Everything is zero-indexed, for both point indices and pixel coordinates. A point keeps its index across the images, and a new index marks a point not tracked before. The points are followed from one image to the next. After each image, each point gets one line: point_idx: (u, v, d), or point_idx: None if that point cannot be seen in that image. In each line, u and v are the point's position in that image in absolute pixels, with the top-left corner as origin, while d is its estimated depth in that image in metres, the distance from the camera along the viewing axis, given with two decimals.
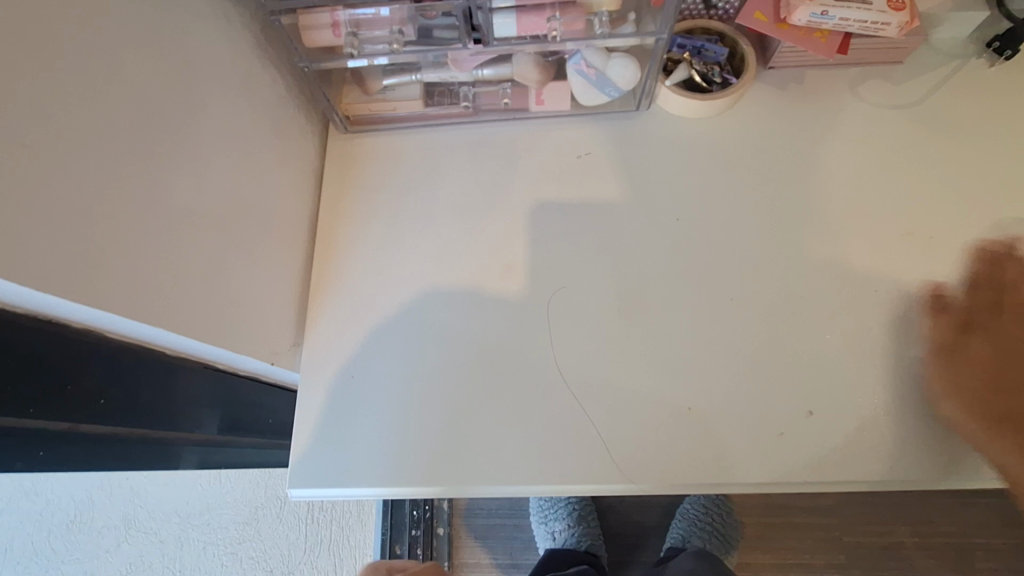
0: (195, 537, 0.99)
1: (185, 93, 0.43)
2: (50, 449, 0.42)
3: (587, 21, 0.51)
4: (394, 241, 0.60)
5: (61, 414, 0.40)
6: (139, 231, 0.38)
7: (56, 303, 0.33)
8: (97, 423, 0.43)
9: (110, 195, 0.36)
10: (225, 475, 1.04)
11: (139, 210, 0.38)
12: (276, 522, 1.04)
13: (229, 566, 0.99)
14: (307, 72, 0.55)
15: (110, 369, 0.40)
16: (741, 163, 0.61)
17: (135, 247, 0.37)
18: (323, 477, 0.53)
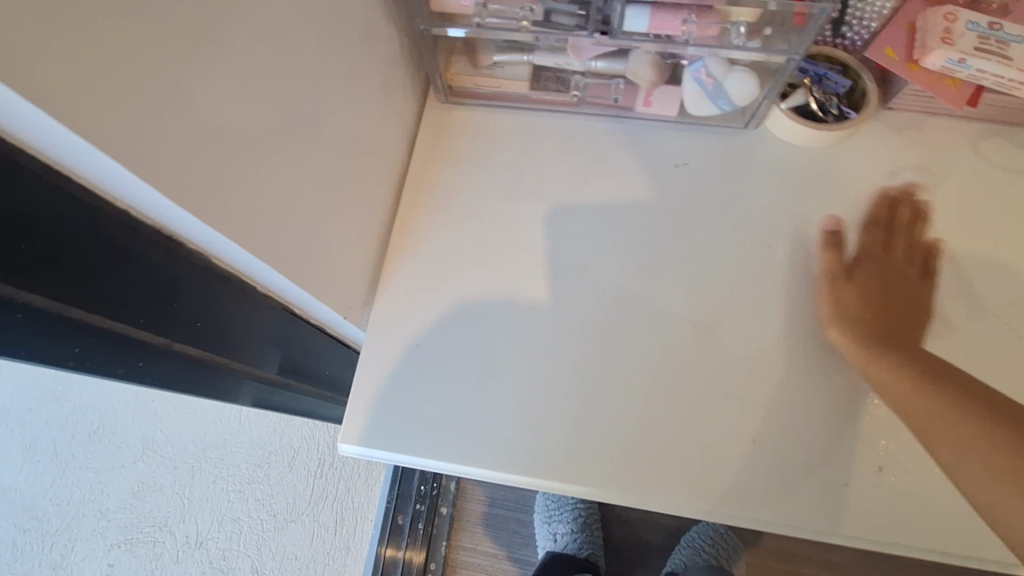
0: (207, 469, 1.04)
1: (319, 36, 0.42)
2: (148, 361, 0.42)
3: (722, 29, 0.50)
4: (478, 218, 0.59)
5: (160, 330, 0.40)
6: (259, 167, 0.38)
7: (178, 218, 0.34)
8: (189, 345, 0.44)
9: (241, 127, 0.36)
10: (244, 416, 1.07)
11: (262, 146, 0.38)
12: (287, 470, 1.06)
13: (235, 502, 1.03)
14: (424, 35, 0.54)
15: (205, 293, 0.41)
16: (842, 202, 0.59)
17: (253, 180, 0.37)
18: (377, 439, 0.53)
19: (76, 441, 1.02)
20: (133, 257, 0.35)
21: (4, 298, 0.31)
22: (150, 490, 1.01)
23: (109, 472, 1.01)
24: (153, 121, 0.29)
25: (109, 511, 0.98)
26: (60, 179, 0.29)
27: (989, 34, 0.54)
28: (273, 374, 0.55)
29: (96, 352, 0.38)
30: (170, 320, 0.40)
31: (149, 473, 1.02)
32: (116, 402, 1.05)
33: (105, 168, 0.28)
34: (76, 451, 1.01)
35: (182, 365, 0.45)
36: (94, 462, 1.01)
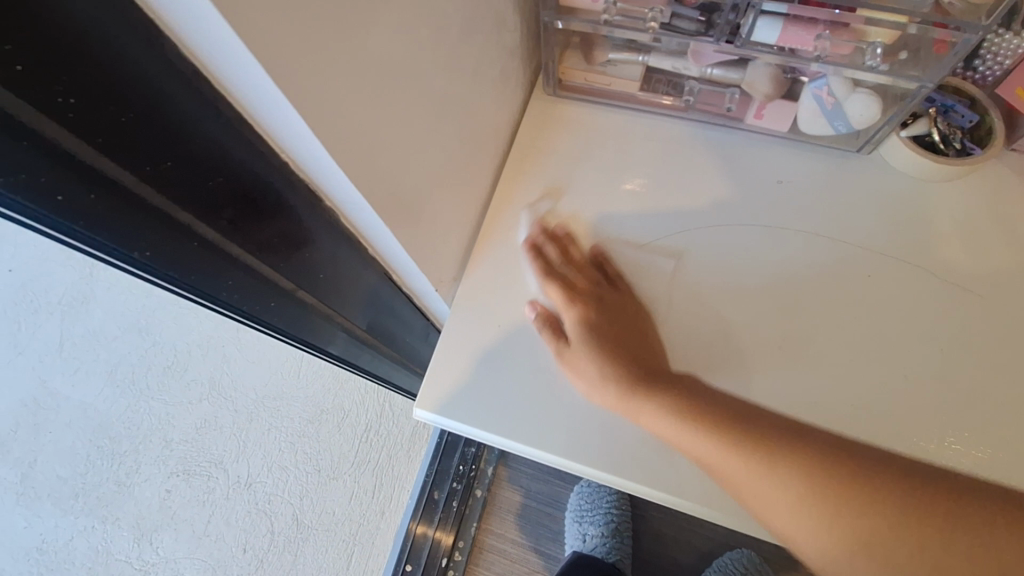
0: (265, 417, 1.10)
1: (461, 16, 0.44)
2: (279, 303, 0.46)
3: (856, 48, 0.49)
4: (570, 210, 0.60)
5: (290, 275, 0.44)
6: (399, 135, 0.40)
7: (332, 175, 0.36)
8: (309, 294, 0.47)
9: (393, 95, 0.38)
10: (303, 371, 1.13)
11: (404, 115, 0.40)
12: (337, 428, 1.11)
13: (285, 452, 1.08)
14: (547, 26, 0.56)
15: (327, 244, 0.43)
16: (956, 239, 0.56)
17: (392, 146, 0.39)
18: (452, 408, 0.54)
19: (152, 372, 1.12)
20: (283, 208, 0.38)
21: (187, 226, 0.34)
22: (211, 428, 1.08)
23: (177, 405, 1.10)
24: (335, 82, 0.31)
25: (172, 441, 1.07)
26: (244, 127, 0.32)
27: None
28: (363, 332, 0.58)
29: (236, 289, 0.42)
30: (294, 266, 0.43)
31: (212, 413, 1.09)
32: (190, 342, 1.14)
33: (288, 122, 0.30)
34: (151, 381, 1.11)
35: (294, 310, 0.49)
36: (166, 394, 1.11)
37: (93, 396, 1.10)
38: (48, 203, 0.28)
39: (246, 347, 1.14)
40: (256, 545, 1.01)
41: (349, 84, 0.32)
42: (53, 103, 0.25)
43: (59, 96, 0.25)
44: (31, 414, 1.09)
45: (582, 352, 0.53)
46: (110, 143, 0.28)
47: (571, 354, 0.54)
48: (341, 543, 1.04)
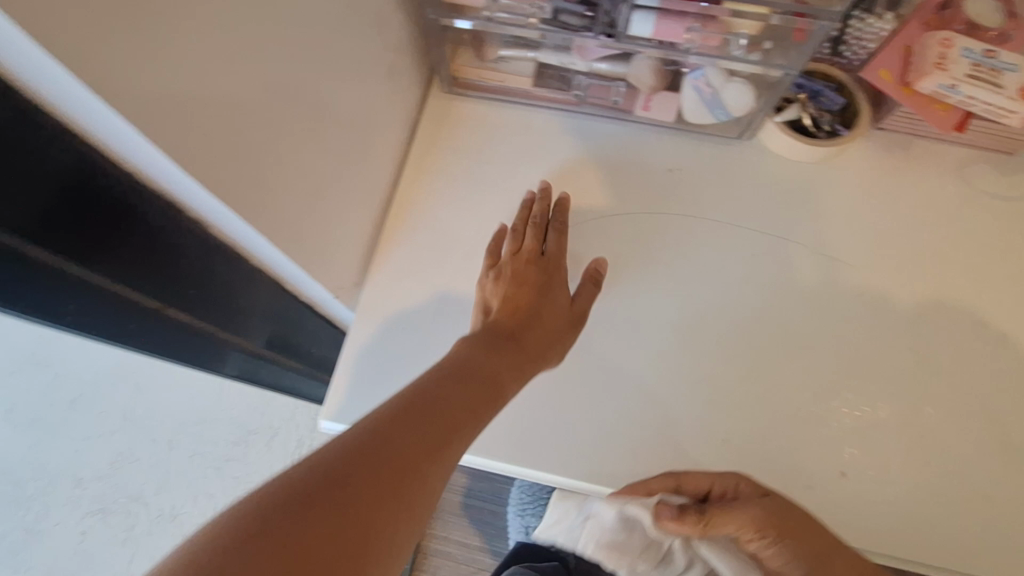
0: (187, 444, 1.04)
1: (331, 14, 0.43)
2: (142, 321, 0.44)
3: (724, 39, 0.51)
4: (471, 207, 0.60)
5: (155, 293, 0.42)
6: (266, 139, 0.38)
7: (182, 183, 0.34)
8: (181, 310, 0.45)
9: (253, 98, 0.36)
10: (227, 392, 1.07)
11: (269, 118, 0.38)
12: (266, 449, 1.06)
13: (212, 478, 1.03)
14: (433, 23, 0.55)
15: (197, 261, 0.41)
16: (829, 215, 0.60)
17: (258, 149, 0.38)
18: (357, 417, 0.54)
19: (54, 410, 1.00)
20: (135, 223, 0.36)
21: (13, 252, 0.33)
22: (128, 463, 1.01)
23: (86, 444, 1.00)
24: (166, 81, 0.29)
25: (84, 481, 0.99)
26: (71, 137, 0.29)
27: (984, 62, 0.56)
28: (262, 346, 0.56)
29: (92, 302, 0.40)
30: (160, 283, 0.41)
31: (127, 447, 1.02)
32: (96, 373, 1.02)
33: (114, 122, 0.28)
34: (54, 420, 0.99)
35: (175, 326, 0.47)
36: (70, 433, 1.00)
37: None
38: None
39: (159, 373, 1.04)
40: None
41: (186, 82, 0.31)
42: None
43: None
44: None
45: (756, 510, 0.47)
46: None
47: (732, 511, 0.47)
48: None
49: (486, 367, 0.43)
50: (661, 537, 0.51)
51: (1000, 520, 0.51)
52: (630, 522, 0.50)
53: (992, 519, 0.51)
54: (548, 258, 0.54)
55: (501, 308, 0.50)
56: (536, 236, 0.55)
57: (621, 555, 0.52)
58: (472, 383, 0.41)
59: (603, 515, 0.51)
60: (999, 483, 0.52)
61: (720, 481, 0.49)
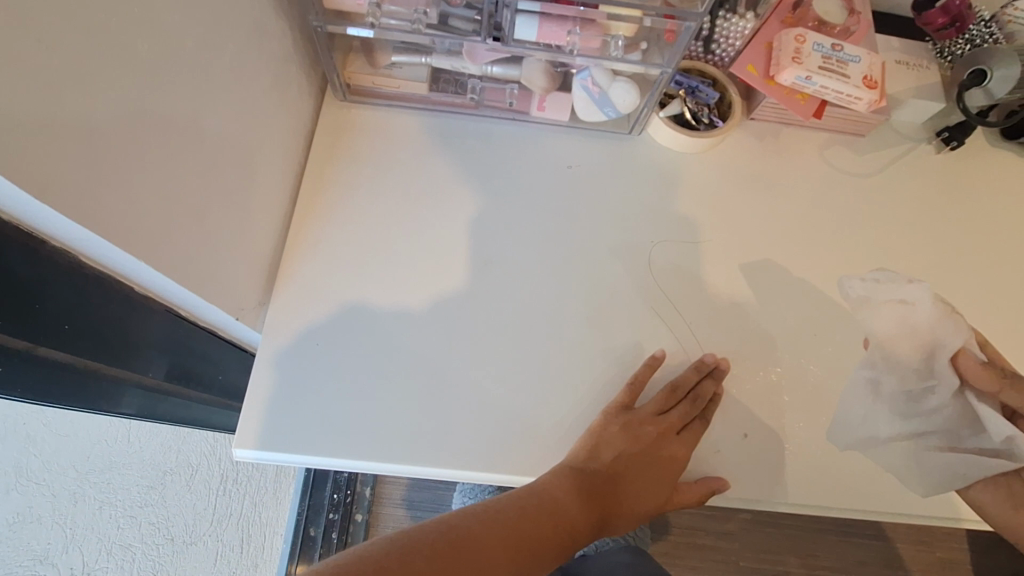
0: (91, 495, 0.97)
1: (201, 24, 0.41)
2: (8, 363, 0.40)
3: (603, 42, 0.54)
4: (378, 215, 0.60)
5: (21, 332, 0.38)
6: (138, 158, 0.36)
7: (40, 212, 0.31)
8: (56, 349, 0.41)
9: (116, 117, 0.34)
10: (135, 434, 1.02)
11: (139, 138, 0.36)
12: (186, 490, 1.04)
13: (126, 530, 0.98)
14: (318, 31, 0.54)
15: (69, 296, 0.38)
16: (715, 200, 0.65)
17: (128, 169, 0.36)
18: (276, 441, 0.53)
19: None
20: None
21: None
22: (27, 522, 0.92)
23: None
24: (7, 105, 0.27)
25: None
26: None
27: (831, 55, 0.63)
28: (159, 378, 0.52)
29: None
30: (30, 321, 0.38)
31: (24, 504, 0.92)
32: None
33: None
34: None
35: (53, 367, 0.43)
36: None
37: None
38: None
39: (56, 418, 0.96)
40: None
41: (28, 104, 0.28)
42: None
43: None
44: None
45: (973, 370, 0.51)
46: None
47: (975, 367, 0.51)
48: None
49: (558, 513, 0.50)
50: (950, 402, 0.53)
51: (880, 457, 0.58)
52: (906, 318, 0.53)
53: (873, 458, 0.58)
54: (675, 439, 0.55)
55: (608, 454, 0.54)
56: (664, 396, 0.57)
57: (870, 400, 0.54)
58: (534, 542, 0.48)
59: (912, 315, 0.53)
60: None
61: (930, 321, 0.52)
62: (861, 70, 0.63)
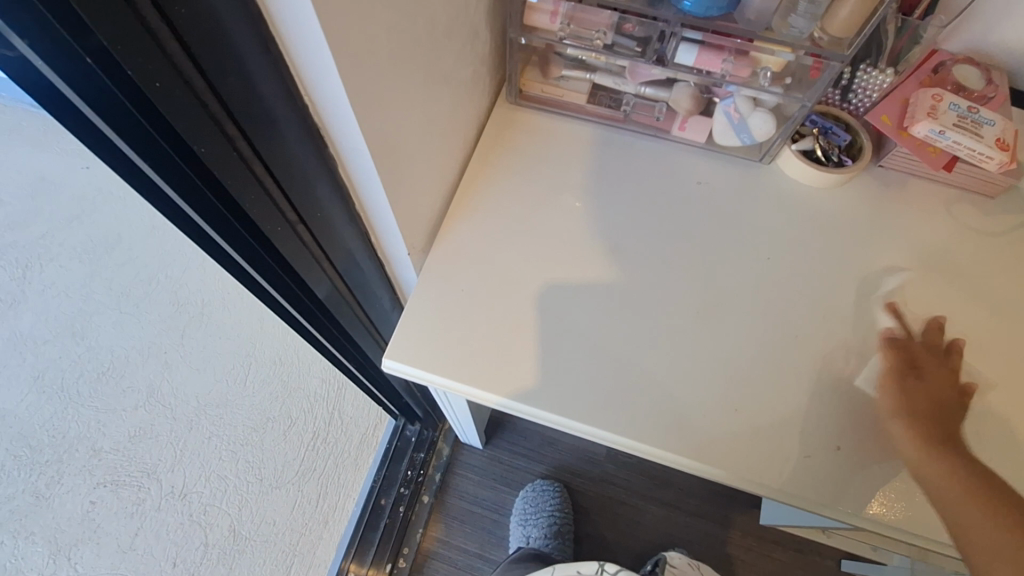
0: (204, 426, 1.37)
1: (451, 18, 0.54)
2: (282, 231, 0.46)
3: (752, 72, 0.62)
4: (527, 198, 0.71)
5: (297, 206, 0.45)
6: (402, 103, 0.48)
7: (357, 146, 0.43)
8: (305, 231, 0.49)
9: (400, 71, 0.46)
10: (214, 365, 1.43)
11: (406, 88, 0.48)
12: (281, 439, 1.35)
13: (225, 460, 1.33)
14: (513, 41, 0.67)
15: (341, 211, 0.52)
16: (835, 235, 0.70)
17: (401, 110, 0.48)
18: (415, 361, 0.63)
19: (103, 381, 1.43)
20: (287, 143, 0.41)
21: (229, 146, 0.37)
22: (150, 429, 1.37)
23: (119, 413, 1.39)
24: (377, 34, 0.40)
25: (101, 451, 1.35)
26: (290, 80, 0.38)
27: (966, 116, 0.68)
28: (345, 283, 0.60)
29: (268, 242, 0.47)
30: (322, 223, 0.50)
31: (148, 416, 1.39)
32: (132, 350, 1.46)
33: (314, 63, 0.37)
34: (104, 390, 1.42)
35: (297, 249, 0.50)
36: (103, 404, 1.40)
37: (95, 414, 1.39)
38: (114, 155, 0.36)
39: (184, 355, 1.45)
40: (194, 551, 1.22)
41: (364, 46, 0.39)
42: (152, 88, 0.31)
43: (155, 80, 0.30)
44: (61, 401, 1.42)
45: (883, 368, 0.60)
46: (176, 124, 0.33)
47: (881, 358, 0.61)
48: (281, 552, 1.24)
49: None
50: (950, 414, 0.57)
51: None
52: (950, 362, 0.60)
53: None
54: None
55: None
56: None
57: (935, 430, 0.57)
58: None
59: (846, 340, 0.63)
60: None
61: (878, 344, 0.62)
62: (995, 132, 0.67)
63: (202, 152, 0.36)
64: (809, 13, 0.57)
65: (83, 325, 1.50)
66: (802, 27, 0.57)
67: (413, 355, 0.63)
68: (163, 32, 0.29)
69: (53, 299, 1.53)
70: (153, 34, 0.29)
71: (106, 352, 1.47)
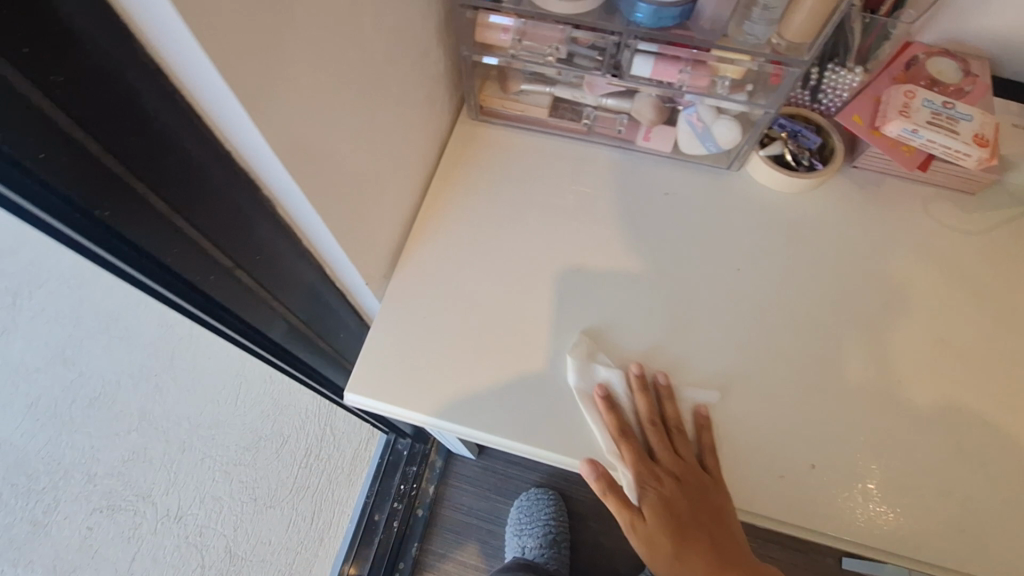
0: (196, 448, 1.37)
1: (392, 44, 0.52)
2: (218, 277, 0.46)
3: (711, 81, 0.60)
4: (492, 216, 0.69)
5: (233, 253, 0.44)
6: (340, 138, 0.47)
7: (289, 187, 0.42)
8: (247, 275, 0.48)
9: (333, 106, 0.45)
10: (204, 386, 1.43)
11: (344, 122, 0.47)
12: (274, 457, 1.35)
13: (219, 481, 1.33)
14: (466, 59, 0.65)
15: (291, 250, 0.50)
16: (809, 241, 0.68)
17: (339, 145, 0.46)
18: (378, 391, 0.62)
19: (94, 407, 1.43)
20: (211, 193, 0.40)
21: (141, 203, 0.36)
22: (143, 452, 1.37)
23: (112, 437, 1.39)
24: (294, 72, 0.38)
25: (95, 476, 1.35)
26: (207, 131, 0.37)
27: (942, 112, 0.65)
28: (302, 319, 0.59)
29: (206, 290, 0.46)
30: (265, 265, 0.48)
31: (140, 440, 1.39)
32: (122, 374, 1.46)
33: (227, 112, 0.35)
34: (96, 416, 1.42)
35: (241, 292, 0.49)
36: (95, 430, 1.40)
37: (88, 439, 1.39)
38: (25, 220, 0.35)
39: (174, 377, 1.45)
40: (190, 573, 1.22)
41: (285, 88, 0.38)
42: (37, 160, 0.30)
43: (39, 151, 0.30)
44: (54, 428, 1.42)
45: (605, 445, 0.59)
46: (77, 189, 0.33)
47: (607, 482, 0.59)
48: (277, 571, 1.23)
49: None
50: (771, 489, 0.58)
51: (961, 517, 0.57)
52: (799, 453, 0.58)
53: (951, 514, 0.57)
54: None
55: None
56: None
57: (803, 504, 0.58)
58: None
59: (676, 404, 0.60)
60: (954, 479, 0.58)
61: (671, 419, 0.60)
62: (972, 128, 0.64)
63: (113, 213, 0.35)
64: (764, 19, 0.54)
65: (74, 351, 1.50)
66: (759, 34, 0.55)
67: (376, 386, 0.62)
68: (43, 105, 0.29)
69: (42, 326, 1.53)
70: (28, 106, 0.28)
71: (97, 378, 1.47)
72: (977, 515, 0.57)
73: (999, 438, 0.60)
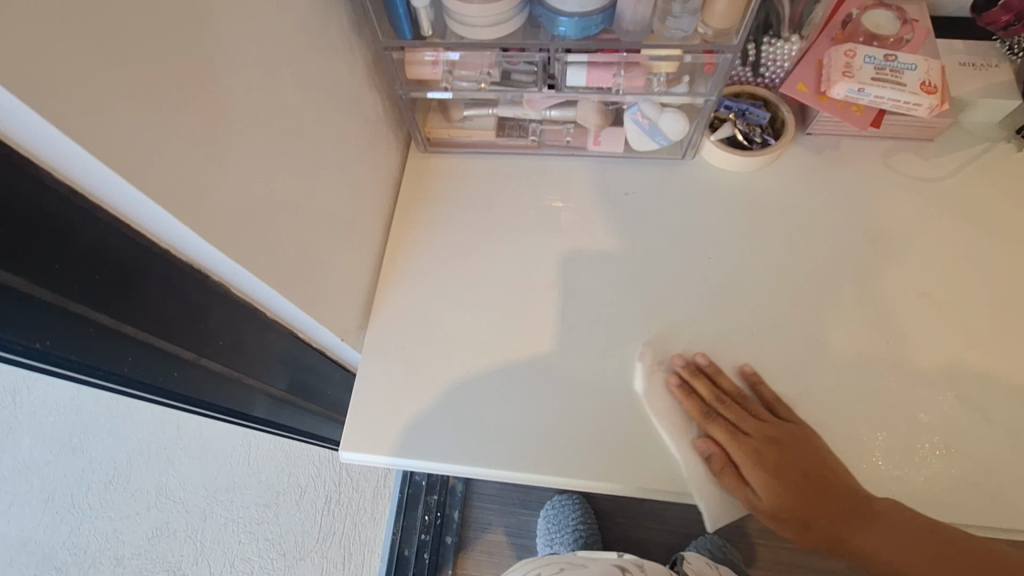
0: None
1: (321, 102, 0.52)
2: (182, 371, 0.45)
3: (646, 79, 0.59)
4: (457, 247, 0.69)
5: (192, 344, 0.44)
6: (281, 209, 0.46)
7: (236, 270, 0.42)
8: (213, 361, 0.47)
9: (267, 180, 0.44)
10: None
11: (282, 192, 0.46)
12: None
13: None
14: (402, 98, 0.65)
15: (254, 324, 0.50)
16: (775, 216, 0.68)
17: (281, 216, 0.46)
18: (370, 445, 0.61)
19: None
20: (155, 294, 0.39)
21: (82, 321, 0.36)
22: None
23: None
24: (216, 159, 0.38)
25: None
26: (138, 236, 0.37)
27: (885, 66, 0.64)
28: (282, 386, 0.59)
29: (172, 385, 0.45)
30: (229, 346, 0.48)
31: None
32: None
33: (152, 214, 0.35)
34: None
35: (210, 377, 0.48)
36: None
37: None
38: None
39: None
40: None
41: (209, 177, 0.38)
42: None
43: None
44: None
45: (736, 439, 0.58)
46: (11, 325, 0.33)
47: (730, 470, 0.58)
48: None
49: None
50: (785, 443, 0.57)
51: (971, 468, 0.57)
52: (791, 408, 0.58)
53: (961, 467, 0.57)
54: None
55: None
56: None
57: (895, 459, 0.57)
58: None
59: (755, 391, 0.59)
60: (958, 431, 0.58)
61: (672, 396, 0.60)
62: (918, 76, 0.64)
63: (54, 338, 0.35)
64: (686, 12, 0.55)
65: None
66: (685, 26, 0.56)
67: (367, 440, 0.61)
68: None
69: None
70: None
71: None
72: (987, 464, 0.57)
73: (996, 381, 0.59)
